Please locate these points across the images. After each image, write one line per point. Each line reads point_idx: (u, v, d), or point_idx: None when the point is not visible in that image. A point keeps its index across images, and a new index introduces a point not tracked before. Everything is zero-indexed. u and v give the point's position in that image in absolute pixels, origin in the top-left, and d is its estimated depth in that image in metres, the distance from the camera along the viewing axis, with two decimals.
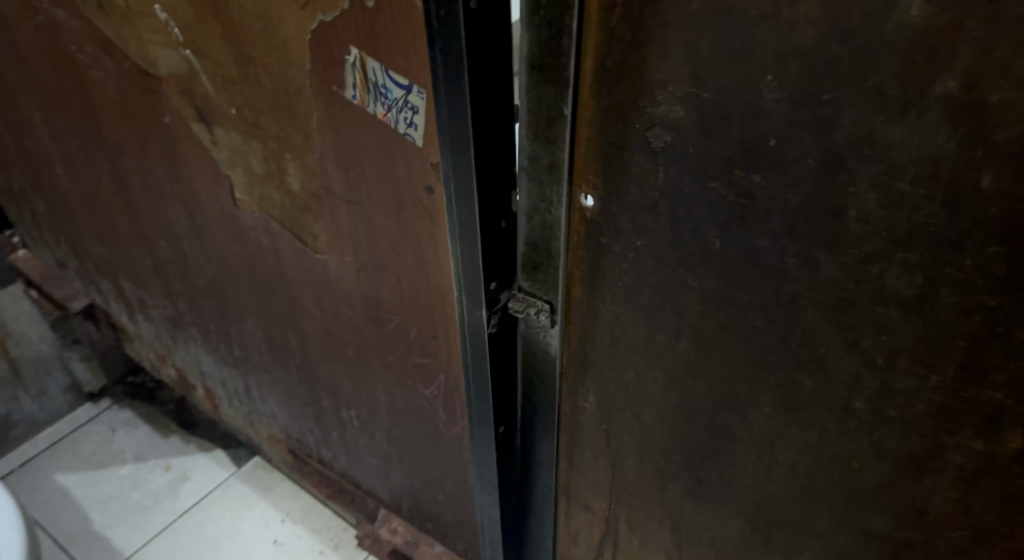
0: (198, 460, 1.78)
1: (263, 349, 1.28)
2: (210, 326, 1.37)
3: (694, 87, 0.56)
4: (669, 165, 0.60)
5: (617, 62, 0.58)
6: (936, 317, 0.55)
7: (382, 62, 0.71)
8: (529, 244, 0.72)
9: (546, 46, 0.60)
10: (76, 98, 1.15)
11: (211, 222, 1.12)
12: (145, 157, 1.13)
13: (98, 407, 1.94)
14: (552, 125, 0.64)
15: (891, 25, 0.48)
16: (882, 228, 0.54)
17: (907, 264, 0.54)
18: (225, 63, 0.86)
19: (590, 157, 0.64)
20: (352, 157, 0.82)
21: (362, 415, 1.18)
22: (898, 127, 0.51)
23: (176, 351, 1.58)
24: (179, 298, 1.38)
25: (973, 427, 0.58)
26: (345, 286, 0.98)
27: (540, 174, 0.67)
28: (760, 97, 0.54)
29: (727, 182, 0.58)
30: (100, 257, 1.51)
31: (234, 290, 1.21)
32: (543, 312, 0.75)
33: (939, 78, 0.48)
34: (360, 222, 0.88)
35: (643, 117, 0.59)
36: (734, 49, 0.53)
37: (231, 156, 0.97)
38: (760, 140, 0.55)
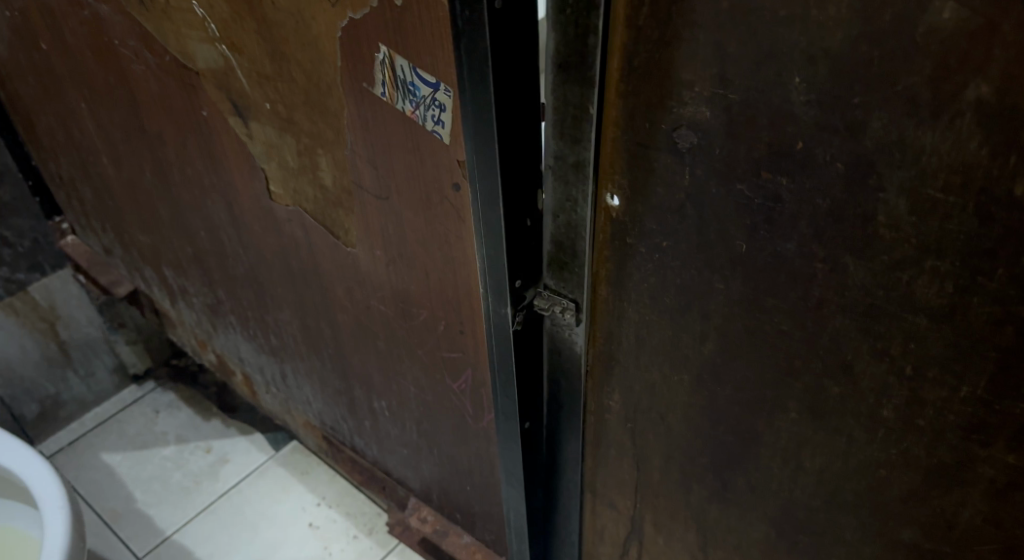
0: (237, 442, 1.82)
1: (298, 339, 1.30)
2: (248, 314, 1.40)
3: (720, 88, 0.55)
4: (696, 166, 0.59)
5: (644, 62, 0.58)
6: (967, 327, 0.54)
7: (410, 60, 0.72)
8: (554, 242, 0.72)
9: (572, 44, 0.59)
10: (119, 90, 1.18)
11: (247, 213, 1.13)
12: (184, 149, 1.15)
13: (143, 389, 1.99)
14: (578, 125, 0.63)
15: (923, 27, 0.47)
16: (913, 235, 0.53)
17: (937, 272, 0.53)
18: (260, 59, 0.87)
19: (616, 156, 0.64)
20: (381, 153, 0.82)
21: (394, 406, 1.19)
22: (929, 132, 0.49)
23: (215, 337, 1.61)
24: (218, 286, 1.41)
25: (1004, 441, 0.56)
26: (376, 279, 0.99)
27: (565, 173, 0.67)
28: (788, 98, 0.53)
29: (754, 184, 0.57)
30: (143, 246, 1.55)
31: (270, 280, 1.23)
32: (569, 310, 0.75)
33: (972, 82, 0.47)
34: (389, 218, 0.88)
35: (670, 117, 0.59)
36: (762, 51, 0.52)
37: (266, 150, 0.98)
38: (789, 143, 0.54)
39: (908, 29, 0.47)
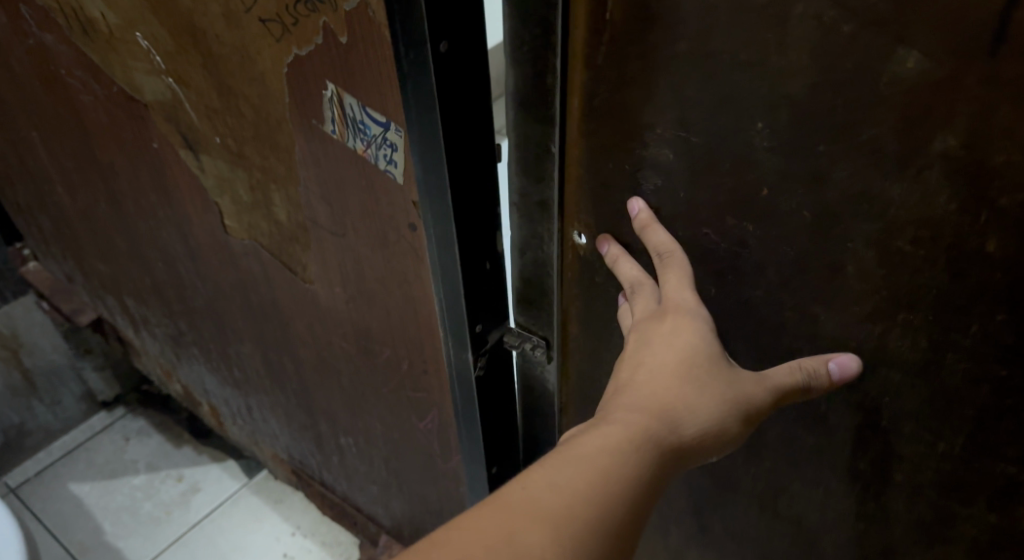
0: (209, 470, 1.76)
1: (260, 372, 1.26)
2: (210, 347, 1.35)
3: (682, 133, 0.53)
4: (661, 209, 0.58)
5: (603, 103, 0.55)
6: (942, 384, 0.54)
7: (359, 98, 0.68)
8: (522, 279, 0.71)
9: (530, 84, 0.57)
10: (69, 120, 1.13)
11: (204, 246, 1.09)
12: (137, 181, 1.10)
13: (112, 416, 1.91)
14: (540, 164, 0.61)
15: (886, 77, 0.45)
16: (882, 284, 0.52)
17: (910, 325, 0.53)
18: (207, 93, 0.81)
19: (580, 196, 0.61)
20: (336, 193, 0.79)
21: (361, 443, 1.16)
22: (896, 185, 0.48)
23: (179, 368, 1.56)
24: (179, 318, 1.36)
25: (984, 501, 0.57)
26: (336, 315, 0.95)
27: (531, 212, 0.65)
28: (750, 144, 0.51)
29: (722, 230, 0.56)
30: (103, 275, 1.50)
31: (230, 315, 1.18)
32: (539, 348, 0.74)
33: (937, 135, 0.45)
34: (346, 256, 0.85)
35: (632, 159, 0.56)
36: (724, 96, 0.50)
37: (219, 184, 0.93)
38: (753, 191, 0.53)
39: (872, 78, 0.45)
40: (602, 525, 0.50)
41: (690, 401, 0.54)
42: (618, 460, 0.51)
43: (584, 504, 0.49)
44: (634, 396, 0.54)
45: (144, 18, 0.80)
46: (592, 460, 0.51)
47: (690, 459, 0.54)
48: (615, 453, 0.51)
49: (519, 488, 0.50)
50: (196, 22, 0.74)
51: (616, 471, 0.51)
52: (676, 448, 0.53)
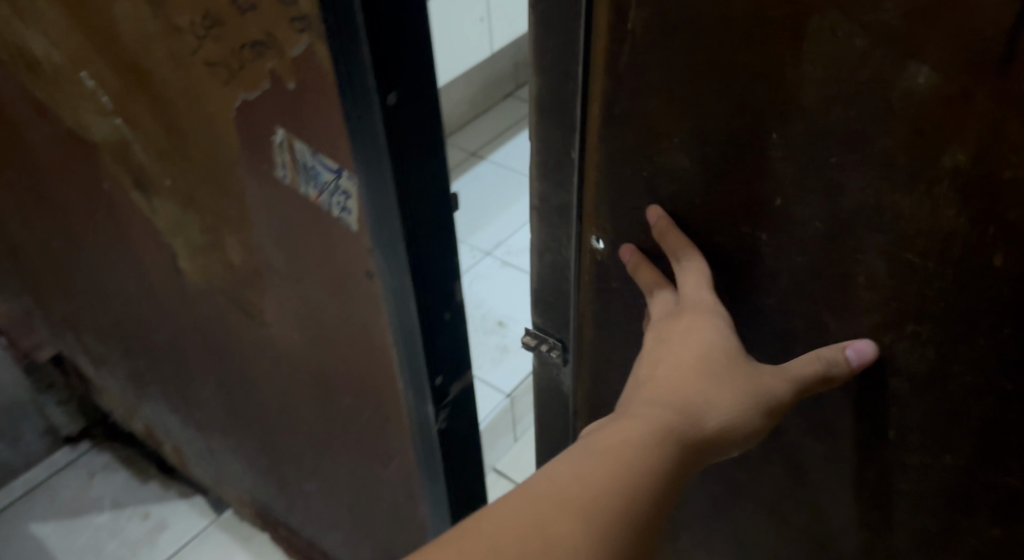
0: (176, 506, 1.70)
1: (221, 415, 1.21)
2: (171, 387, 1.30)
3: (698, 141, 0.51)
4: (677, 216, 0.56)
5: (620, 111, 0.54)
6: (948, 394, 0.52)
7: (309, 144, 0.64)
8: (541, 283, 0.71)
9: (553, 88, 0.58)
10: (18, 154, 1.06)
11: (160, 286, 1.04)
12: (92, 218, 1.05)
13: (77, 450, 1.82)
14: (561, 169, 0.62)
15: (898, 92, 0.43)
16: (892, 298, 0.50)
17: (918, 337, 0.51)
18: (158, 139, 0.76)
19: (595, 203, 0.60)
20: (289, 240, 0.75)
21: (324, 488, 1.12)
22: (906, 197, 0.46)
23: (142, 406, 1.50)
24: (139, 356, 1.31)
25: (988, 512, 0.55)
26: (294, 359, 0.91)
27: (551, 216, 0.65)
28: (763, 154, 0.49)
29: (734, 238, 0.55)
30: (62, 311, 1.43)
31: (191, 355, 1.13)
32: (556, 350, 0.74)
33: (946, 149, 0.43)
34: (301, 300, 0.81)
35: (649, 167, 0.55)
36: (738, 106, 0.48)
37: (172, 227, 0.89)
38: (766, 201, 0.51)
39: (883, 91, 0.43)
40: (632, 518, 0.48)
41: (711, 397, 0.53)
42: (642, 453, 0.50)
43: (613, 496, 0.48)
44: (654, 393, 0.53)
45: (90, 57, 0.74)
46: (617, 454, 0.50)
47: (712, 456, 0.53)
48: (637, 447, 0.50)
49: (544, 482, 0.49)
50: (142, 62, 0.68)
51: (642, 465, 0.49)
52: (698, 443, 0.52)
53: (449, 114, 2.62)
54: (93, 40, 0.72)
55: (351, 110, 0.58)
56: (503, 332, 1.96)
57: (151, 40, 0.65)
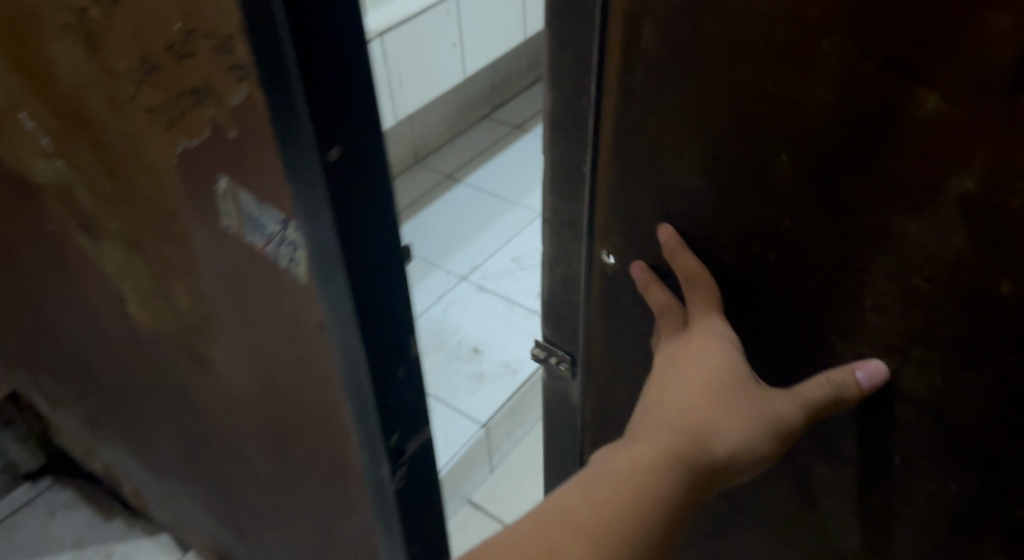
0: (140, 545, 1.63)
1: (178, 461, 1.16)
2: (125, 431, 1.24)
3: (706, 158, 0.52)
4: (687, 233, 0.56)
5: (634, 127, 0.55)
6: (955, 420, 0.50)
7: (253, 194, 0.61)
8: (551, 297, 0.72)
9: (568, 103, 0.60)
10: None
11: (109, 332, 0.98)
12: (35, 262, 0.98)
13: (37, 488, 1.74)
14: (574, 182, 0.63)
15: (904, 116, 0.42)
16: (900, 321, 0.49)
17: (924, 362, 0.50)
18: (102, 186, 0.73)
19: (606, 218, 0.61)
20: (237, 290, 0.71)
21: (283, 536, 1.08)
22: (913, 222, 0.45)
23: (100, 447, 1.44)
24: (92, 399, 1.25)
25: (995, 541, 0.53)
26: (246, 409, 0.87)
27: (562, 229, 0.67)
28: (772, 173, 0.49)
29: (743, 256, 0.55)
30: (13, 351, 1.37)
31: (143, 401, 1.08)
32: (564, 362, 0.75)
33: (953, 175, 0.42)
34: (251, 351, 0.77)
35: (660, 183, 0.56)
36: (748, 125, 0.49)
37: (119, 271, 0.83)
38: (774, 221, 0.51)
39: (890, 115, 0.43)
40: (639, 541, 0.51)
41: (719, 424, 0.53)
42: (648, 481, 0.51)
43: (620, 520, 0.51)
44: (665, 417, 0.54)
45: (26, 98, 0.69)
46: (625, 481, 0.52)
47: (726, 478, 0.54)
48: (647, 473, 0.52)
49: (557, 505, 0.52)
50: (80, 105, 0.65)
51: (648, 493, 0.51)
52: (708, 468, 0.53)
53: (420, 138, 2.60)
54: (31, 82, 0.67)
55: (292, 155, 0.55)
56: (478, 360, 1.93)
57: (87, 86, 0.62)
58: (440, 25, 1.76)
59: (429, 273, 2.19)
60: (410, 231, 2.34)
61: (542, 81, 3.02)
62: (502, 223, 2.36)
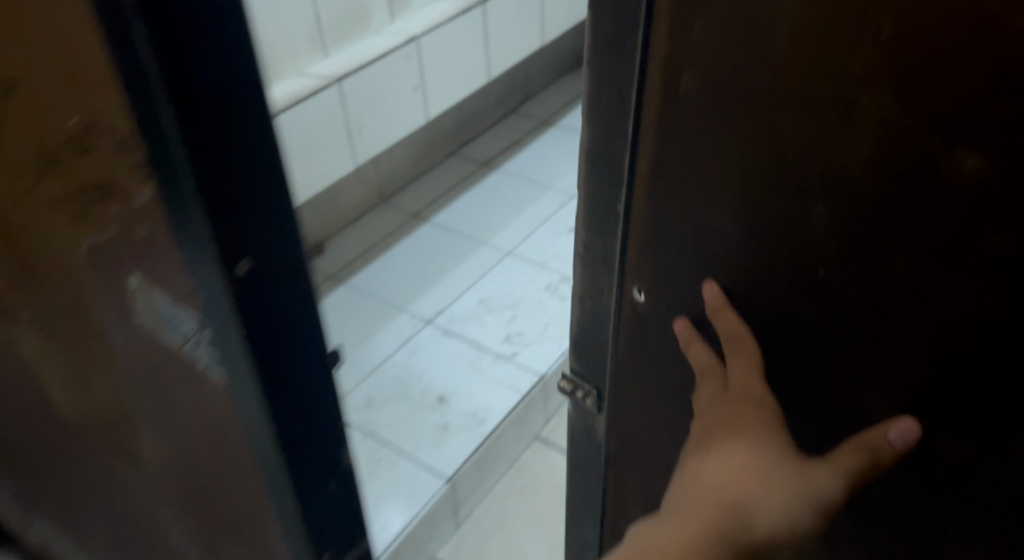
0: None
1: (110, 547, 1.07)
2: (54, 512, 1.15)
3: (743, 209, 0.49)
4: (718, 282, 0.53)
5: (664, 169, 0.52)
6: (1006, 474, 0.47)
7: (164, 294, 0.60)
8: (580, 328, 0.67)
9: (606, 130, 0.55)
10: None
11: (27, 412, 0.91)
12: None
13: None
14: (608, 217, 0.59)
15: (945, 173, 0.40)
16: (937, 380, 0.47)
17: (965, 421, 0.47)
18: (13, 271, 0.71)
19: (638, 259, 0.57)
20: (151, 384, 0.70)
21: None
22: (953, 281, 0.43)
23: (31, 521, 1.34)
24: (18, 479, 1.16)
25: None
26: (173, 498, 0.83)
27: (595, 262, 0.62)
28: (806, 225, 0.47)
29: (775, 308, 0.52)
30: None
31: (68, 485, 1.00)
32: (591, 397, 0.69)
33: (994, 235, 0.40)
34: (168, 444, 0.76)
35: (689, 230, 0.53)
36: (781, 175, 0.46)
37: (41, 349, 0.78)
38: (808, 273, 0.49)
39: (931, 171, 0.41)
40: None
41: (756, 503, 0.49)
42: None
43: None
44: (699, 497, 0.50)
45: None
46: None
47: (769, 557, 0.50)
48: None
49: None
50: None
51: None
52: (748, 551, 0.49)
53: (385, 175, 2.55)
54: None
55: (189, 233, 0.54)
56: (443, 409, 1.85)
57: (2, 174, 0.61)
58: (401, 68, 1.72)
59: (393, 316, 2.12)
60: (375, 272, 2.27)
61: (507, 117, 3.00)
62: (469, 262, 2.31)
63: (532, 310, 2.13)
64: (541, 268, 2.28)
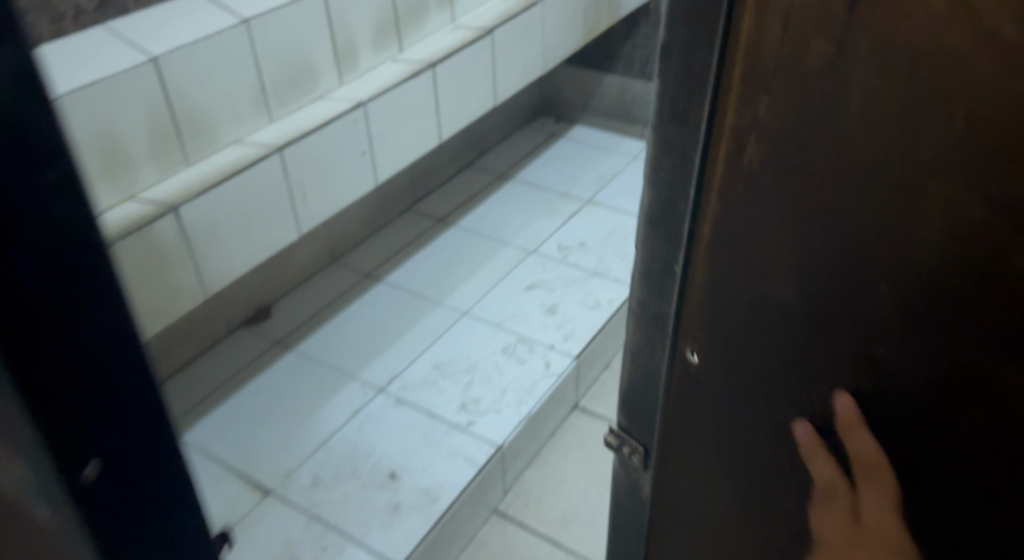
0: None
1: None
2: None
3: (806, 277, 0.58)
4: (777, 342, 0.62)
5: (729, 241, 0.62)
6: None
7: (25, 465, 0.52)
8: (631, 384, 0.82)
9: (668, 208, 0.68)
10: None
11: None
12: None
13: None
14: (664, 280, 0.72)
15: (1014, 268, 0.47)
16: (994, 462, 0.52)
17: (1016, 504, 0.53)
18: None
19: (696, 315, 0.68)
20: None
21: None
22: (1015, 368, 0.49)
23: None
24: None
25: None
26: None
27: (648, 321, 0.76)
28: (871, 300, 0.55)
29: (833, 371, 0.60)
30: None
31: None
32: (638, 451, 0.84)
33: None
34: None
35: (756, 293, 0.62)
36: (850, 252, 0.54)
37: None
38: (871, 344, 0.56)
39: (1004, 266, 0.47)
40: None
41: None
42: None
43: None
44: None
45: None
46: None
47: None
48: None
49: None
50: None
51: None
52: None
53: (336, 236, 2.48)
54: None
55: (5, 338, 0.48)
56: (394, 487, 1.77)
57: None
58: (350, 134, 1.68)
59: (344, 385, 2.03)
60: (325, 337, 2.18)
61: (463, 172, 2.96)
62: (425, 323, 2.24)
63: (489, 374, 2.06)
64: (499, 329, 2.22)
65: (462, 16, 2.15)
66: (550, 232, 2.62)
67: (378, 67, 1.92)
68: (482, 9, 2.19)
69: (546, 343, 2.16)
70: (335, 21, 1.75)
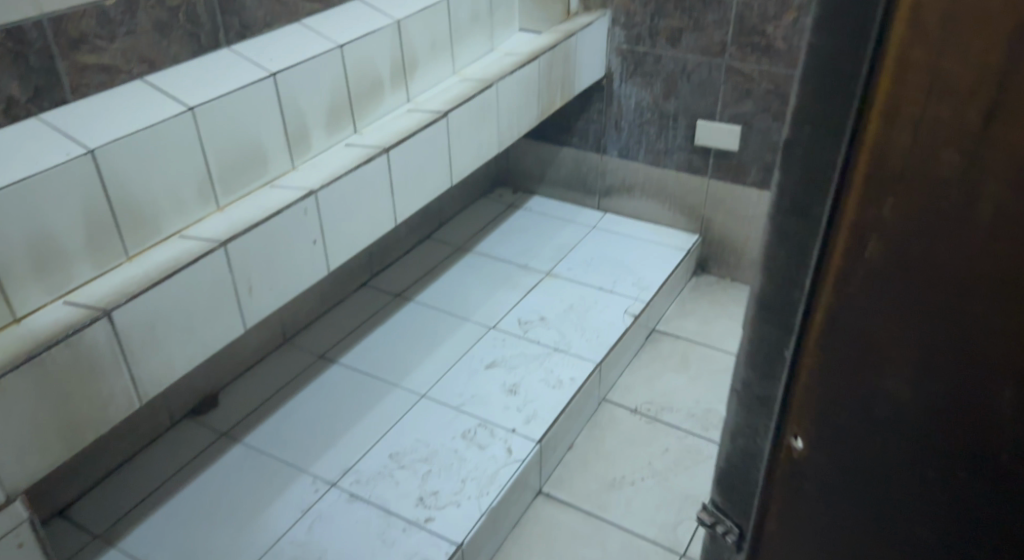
0: None
1: None
2: None
3: (927, 378, 0.47)
4: (884, 447, 0.51)
5: (844, 329, 0.50)
6: None
7: None
8: (728, 463, 0.68)
9: (782, 276, 0.55)
10: None
11: None
12: None
13: None
14: (771, 360, 0.59)
15: None
16: None
17: None
18: None
19: (803, 409, 0.55)
20: None
21: None
22: None
23: None
24: None
25: None
26: None
27: (753, 403, 0.63)
28: (1008, 407, 0.45)
29: (954, 485, 0.49)
30: None
31: None
32: (732, 534, 0.69)
33: None
34: None
35: (867, 389, 0.50)
36: (984, 351, 0.44)
37: None
38: (1001, 460, 0.46)
39: None
40: None
41: None
42: None
43: None
44: None
45: None
46: None
47: None
48: None
49: None
50: None
51: None
52: None
53: (288, 316, 2.39)
54: None
55: None
56: None
57: None
58: (299, 225, 1.63)
59: (294, 481, 1.92)
60: (274, 428, 2.08)
61: (421, 246, 2.92)
62: (380, 409, 2.15)
63: (448, 464, 1.98)
64: (458, 413, 2.14)
65: (418, 96, 2.15)
66: (508, 308, 2.57)
67: (329, 150, 1.87)
68: (437, 91, 2.19)
69: (507, 427, 2.09)
70: (284, 105, 1.72)
